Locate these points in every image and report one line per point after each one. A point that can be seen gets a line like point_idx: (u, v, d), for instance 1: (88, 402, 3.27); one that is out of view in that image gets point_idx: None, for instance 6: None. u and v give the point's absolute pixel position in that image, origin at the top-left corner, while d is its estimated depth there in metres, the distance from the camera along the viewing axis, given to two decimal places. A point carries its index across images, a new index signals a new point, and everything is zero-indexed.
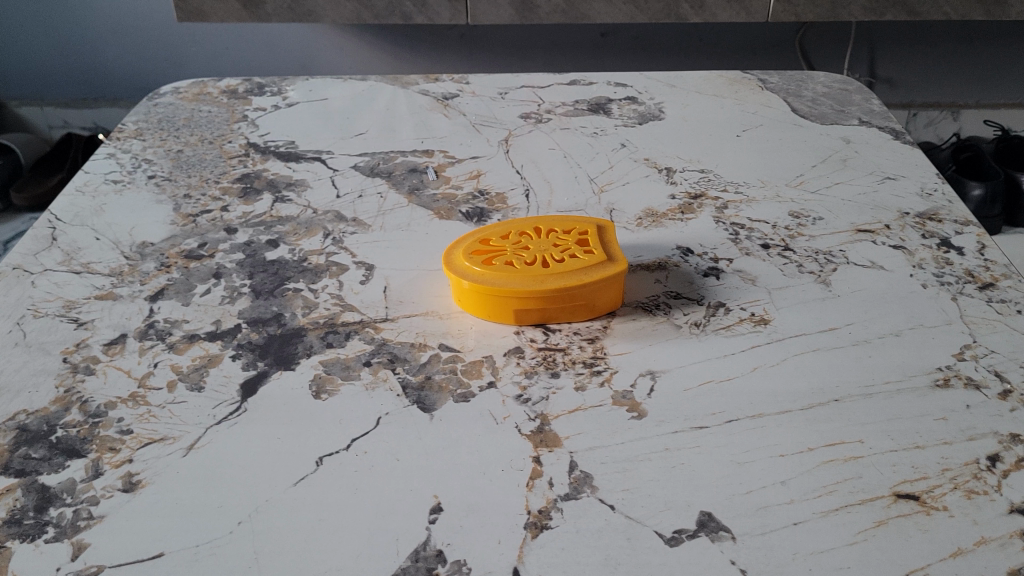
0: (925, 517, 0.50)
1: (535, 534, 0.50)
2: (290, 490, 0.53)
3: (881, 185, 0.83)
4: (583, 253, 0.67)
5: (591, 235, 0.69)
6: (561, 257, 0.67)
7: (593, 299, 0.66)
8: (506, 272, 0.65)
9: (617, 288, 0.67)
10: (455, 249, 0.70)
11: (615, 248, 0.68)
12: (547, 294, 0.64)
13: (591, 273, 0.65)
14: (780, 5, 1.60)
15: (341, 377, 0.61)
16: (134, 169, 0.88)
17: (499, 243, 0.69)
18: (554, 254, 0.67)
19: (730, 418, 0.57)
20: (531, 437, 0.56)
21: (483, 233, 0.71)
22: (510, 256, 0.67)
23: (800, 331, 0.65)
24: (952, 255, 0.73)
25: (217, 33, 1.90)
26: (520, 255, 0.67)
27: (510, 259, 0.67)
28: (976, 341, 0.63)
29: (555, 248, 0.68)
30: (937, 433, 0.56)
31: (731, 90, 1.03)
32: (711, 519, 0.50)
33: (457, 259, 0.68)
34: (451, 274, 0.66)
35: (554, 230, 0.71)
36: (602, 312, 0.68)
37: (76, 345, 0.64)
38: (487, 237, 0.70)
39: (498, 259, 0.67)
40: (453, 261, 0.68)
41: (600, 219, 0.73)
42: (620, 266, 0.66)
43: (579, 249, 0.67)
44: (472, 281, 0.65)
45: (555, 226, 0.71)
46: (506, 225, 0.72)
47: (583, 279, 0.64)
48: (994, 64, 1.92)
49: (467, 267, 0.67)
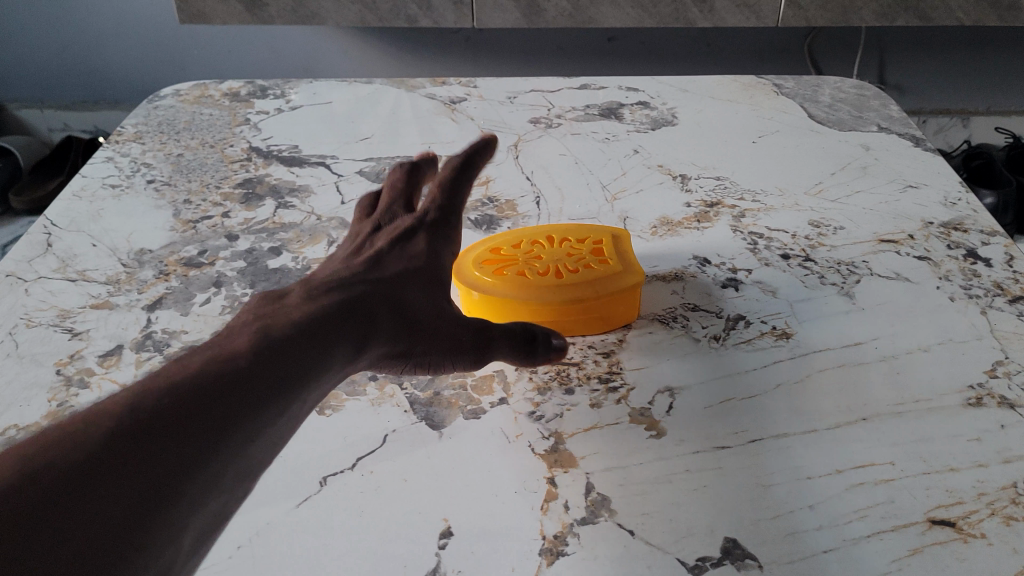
0: (963, 544, 0.48)
1: (551, 561, 0.47)
2: (292, 512, 0.50)
3: (904, 193, 0.81)
4: (599, 264, 0.65)
5: (607, 247, 0.68)
6: (575, 269, 0.65)
7: (609, 312, 0.64)
8: (519, 284, 0.63)
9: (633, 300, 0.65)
10: (461, 258, 0.67)
11: (632, 261, 0.66)
12: (562, 306, 0.62)
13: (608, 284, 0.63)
14: (791, 10, 1.57)
15: (346, 392, 0.59)
16: (133, 173, 0.86)
17: (511, 253, 0.67)
18: (568, 266, 0.65)
19: (754, 437, 0.55)
20: (546, 457, 0.54)
21: (493, 242, 0.69)
22: (522, 268, 0.65)
23: (825, 346, 0.62)
24: (979, 267, 0.70)
25: (220, 36, 1.88)
26: (532, 267, 0.65)
27: (522, 270, 0.65)
28: (1009, 357, 0.61)
29: (568, 259, 0.66)
30: (972, 454, 0.53)
31: (744, 95, 1.01)
32: (736, 545, 0.48)
33: (465, 269, 0.66)
34: (460, 285, 0.64)
35: (567, 240, 0.69)
36: (617, 326, 0.65)
37: (70, 356, 0.62)
38: (495, 248, 0.68)
39: (509, 270, 0.65)
40: (463, 270, 0.66)
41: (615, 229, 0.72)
42: (638, 278, 0.64)
43: (595, 260, 0.66)
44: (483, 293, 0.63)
45: (566, 237, 0.69)
46: (515, 235, 0.70)
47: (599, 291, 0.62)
48: (1006, 71, 1.88)
49: (477, 278, 0.64)
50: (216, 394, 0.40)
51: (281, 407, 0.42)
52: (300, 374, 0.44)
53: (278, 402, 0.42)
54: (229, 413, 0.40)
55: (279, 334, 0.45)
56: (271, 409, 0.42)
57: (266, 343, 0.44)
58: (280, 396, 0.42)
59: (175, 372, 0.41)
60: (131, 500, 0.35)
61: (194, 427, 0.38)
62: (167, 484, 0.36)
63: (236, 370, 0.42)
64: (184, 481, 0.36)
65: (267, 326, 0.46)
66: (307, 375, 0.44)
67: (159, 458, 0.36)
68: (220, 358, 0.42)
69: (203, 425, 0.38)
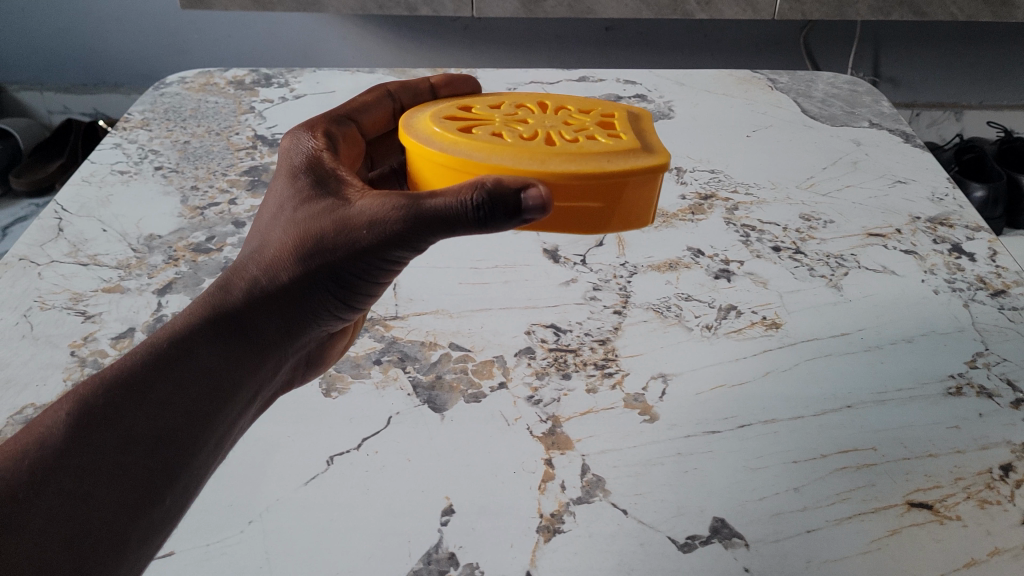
0: (939, 525, 0.50)
1: (548, 538, 0.50)
2: (301, 489, 0.53)
3: (892, 189, 0.83)
4: (609, 142, 0.56)
5: (615, 123, 0.60)
6: (572, 139, 0.57)
7: (612, 201, 0.55)
8: (488, 145, 0.54)
9: (644, 194, 0.56)
10: (419, 116, 0.61)
11: (652, 141, 0.58)
12: (549, 181, 0.53)
13: (612, 164, 0.54)
14: (786, 4, 1.55)
15: (351, 374, 0.61)
16: (141, 159, 0.88)
17: (498, 126, 0.59)
18: (561, 134, 0.58)
19: (743, 422, 0.57)
20: (543, 439, 0.56)
21: (481, 119, 0.60)
22: (497, 130, 0.58)
23: (812, 335, 0.65)
24: (963, 261, 0.73)
25: (220, 21, 1.88)
26: (514, 132, 0.58)
27: (497, 132, 0.57)
28: (988, 349, 0.63)
29: (562, 128, 0.59)
30: (950, 440, 0.56)
31: (740, 89, 1.03)
32: (724, 525, 0.51)
33: (421, 124, 0.59)
34: (414, 140, 0.57)
35: (575, 119, 0.61)
36: (615, 223, 0.56)
37: (83, 338, 0.64)
38: (467, 113, 0.62)
39: (480, 131, 0.57)
40: (436, 136, 0.57)
41: (638, 113, 0.64)
42: (658, 161, 0.55)
43: (606, 138, 0.57)
44: (440, 148, 0.55)
45: (564, 111, 0.63)
46: (496, 100, 0.66)
47: (602, 168, 0.53)
48: (997, 65, 1.90)
49: (435, 134, 0.57)
50: (122, 415, 0.44)
51: (197, 422, 0.46)
52: (207, 379, 0.47)
53: (193, 416, 0.46)
54: (137, 436, 0.44)
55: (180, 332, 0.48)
56: (188, 427, 0.46)
57: (168, 344, 0.47)
58: (193, 411, 0.46)
59: (89, 386, 0.45)
60: (55, 537, 0.40)
61: (101, 456, 0.43)
62: (83, 523, 0.41)
63: (140, 383, 0.45)
64: (102, 519, 0.41)
65: (154, 339, 0.48)
66: (216, 381, 0.47)
67: (72, 490, 0.41)
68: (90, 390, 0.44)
69: (108, 452, 0.43)
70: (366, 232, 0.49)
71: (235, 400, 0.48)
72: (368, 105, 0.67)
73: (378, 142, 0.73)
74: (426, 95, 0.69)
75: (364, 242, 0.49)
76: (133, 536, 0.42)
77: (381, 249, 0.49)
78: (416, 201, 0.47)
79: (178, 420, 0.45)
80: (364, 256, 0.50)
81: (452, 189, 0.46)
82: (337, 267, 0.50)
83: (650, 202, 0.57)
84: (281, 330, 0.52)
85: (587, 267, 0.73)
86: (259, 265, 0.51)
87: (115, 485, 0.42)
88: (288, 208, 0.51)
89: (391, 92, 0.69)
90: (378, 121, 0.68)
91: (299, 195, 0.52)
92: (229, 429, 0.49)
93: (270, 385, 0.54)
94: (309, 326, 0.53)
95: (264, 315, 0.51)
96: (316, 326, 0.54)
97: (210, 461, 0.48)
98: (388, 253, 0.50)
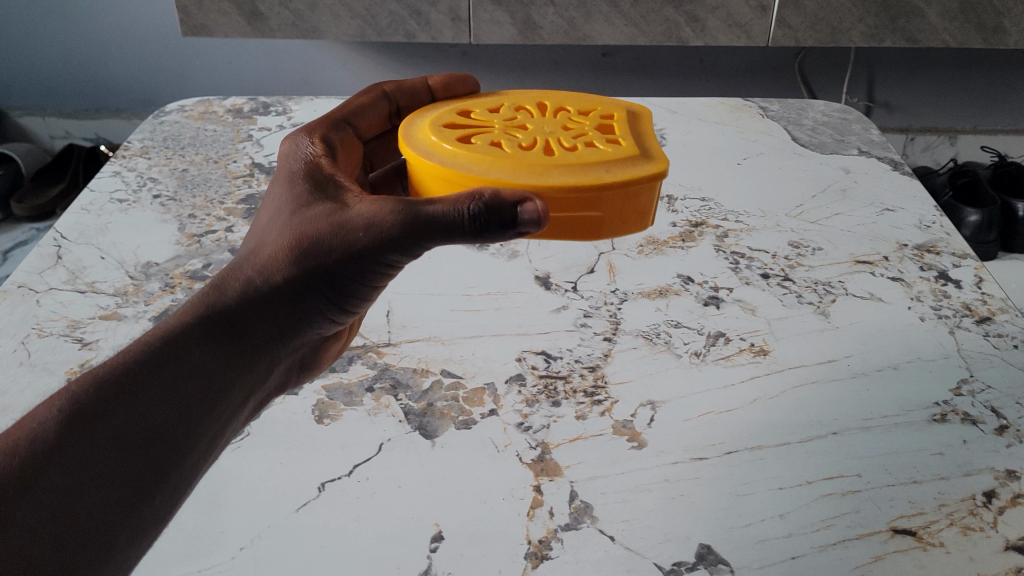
0: (922, 552, 0.51)
1: (536, 564, 0.51)
2: (292, 516, 0.53)
3: (880, 216, 0.84)
4: (610, 150, 0.57)
5: (614, 127, 0.61)
6: (571, 147, 0.58)
7: (612, 209, 0.56)
8: (486, 157, 0.55)
9: (642, 202, 0.57)
10: (417, 126, 0.62)
11: (651, 144, 0.60)
12: (549, 194, 0.54)
13: (611, 174, 0.55)
14: (780, 31, 1.57)
15: (343, 402, 0.62)
16: (139, 188, 0.89)
17: (499, 134, 0.60)
18: (559, 141, 0.59)
19: (729, 449, 0.58)
20: (533, 465, 0.57)
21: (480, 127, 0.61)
22: (496, 138, 0.59)
23: (800, 362, 0.65)
24: (949, 288, 0.74)
25: (220, 47, 1.90)
26: (513, 141, 0.59)
27: (496, 140, 0.58)
28: (973, 376, 0.64)
29: (562, 134, 0.60)
30: (934, 467, 0.56)
31: (731, 118, 1.04)
32: (710, 551, 0.51)
33: (420, 135, 0.60)
34: (412, 151, 0.58)
35: (575, 124, 0.62)
36: (615, 232, 0.57)
37: (80, 365, 0.64)
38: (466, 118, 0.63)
39: (479, 140, 0.58)
40: (434, 148, 0.58)
41: (638, 114, 0.65)
42: (657, 169, 0.56)
43: (606, 145, 0.58)
44: (438, 160, 0.56)
45: (563, 114, 0.64)
46: (494, 105, 0.67)
47: (601, 179, 0.54)
48: (991, 91, 1.92)
49: (434, 145, 0.58)
50: (113, 413, 0.45)
51: (187, 424, 0.47)
52: (199, 380, 0.48)
53: (184, 417, 0.47)
54: (128, 435, 0.45)
55: (172, 333, 0.49)
56: (178, 427, 0.46)
57: (160, 343, 0.48)
58: (184, 411, 0.47)
59: (82, 384, 0.46)
60: (43, 534, 0.40)
61: (92, 452, 0.43)
62: (71, 518, 0.41)
63: (131, 382, 0.46)
64: (90, 517, 0.42)
65: (149, 337, 0.49)
66: (208, 381, 0.48)
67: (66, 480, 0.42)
68: (86, 386, 0.45)
69: (101, 448, 0.44)
70: (362, 236, 0.50)
71: (228, 402, 0.49)
72: (362, 108, 0.69)
73: (376, 145, 0.74)
74: (422, 93, 0.70)
75: (359, 246, 0.50)
76: (121, 533, 0.43)
77: (375, 253, 0.50)
78: (413, 207, 0.48)
79: (170, 419, 0.46)
80: (359, 260, 0.51)
81: (449, 198, 0.47)
82: (329, 270, 0.52)
83: (649, 207, 0.58)
84: (275, 333, 0.53)
85: (578, 294, 0.74)
86: (254, 265, 0.52)
87: (103, 482, 0.43)
88: (285, 211, 0.52)
89: (386, 94, 0.70)
90: (374, 124, 0.70)
91: (296, 198, 0.53)
92: (221, 430, 0.50)
93: (264, 388, 0.55)
94: (302, 330, 0.54)
95: (260, 318, 0.52)
96: (308, 329, 0.55)
97: (200, 462, 0.48)
98: (382, 258, 0.51)
